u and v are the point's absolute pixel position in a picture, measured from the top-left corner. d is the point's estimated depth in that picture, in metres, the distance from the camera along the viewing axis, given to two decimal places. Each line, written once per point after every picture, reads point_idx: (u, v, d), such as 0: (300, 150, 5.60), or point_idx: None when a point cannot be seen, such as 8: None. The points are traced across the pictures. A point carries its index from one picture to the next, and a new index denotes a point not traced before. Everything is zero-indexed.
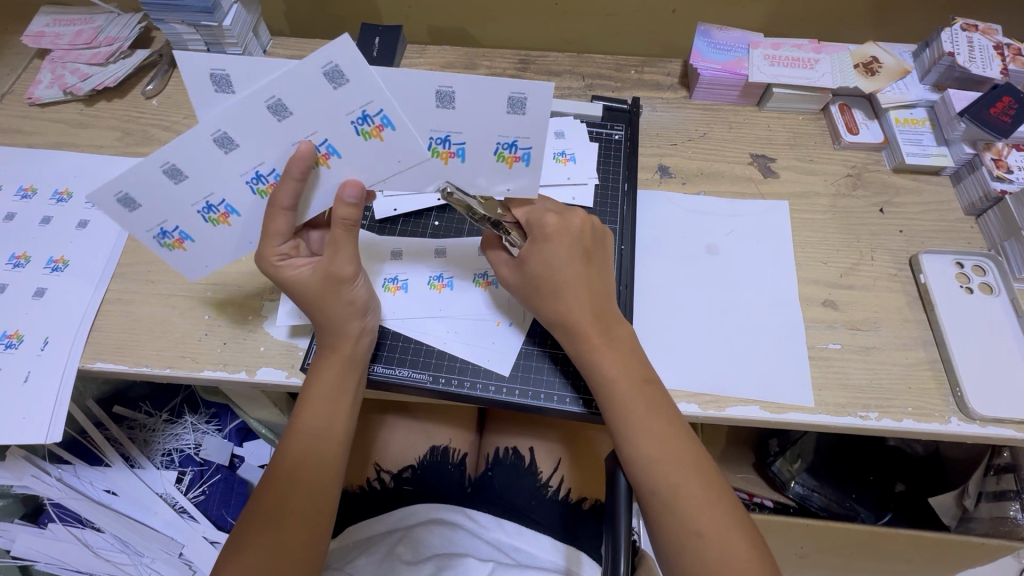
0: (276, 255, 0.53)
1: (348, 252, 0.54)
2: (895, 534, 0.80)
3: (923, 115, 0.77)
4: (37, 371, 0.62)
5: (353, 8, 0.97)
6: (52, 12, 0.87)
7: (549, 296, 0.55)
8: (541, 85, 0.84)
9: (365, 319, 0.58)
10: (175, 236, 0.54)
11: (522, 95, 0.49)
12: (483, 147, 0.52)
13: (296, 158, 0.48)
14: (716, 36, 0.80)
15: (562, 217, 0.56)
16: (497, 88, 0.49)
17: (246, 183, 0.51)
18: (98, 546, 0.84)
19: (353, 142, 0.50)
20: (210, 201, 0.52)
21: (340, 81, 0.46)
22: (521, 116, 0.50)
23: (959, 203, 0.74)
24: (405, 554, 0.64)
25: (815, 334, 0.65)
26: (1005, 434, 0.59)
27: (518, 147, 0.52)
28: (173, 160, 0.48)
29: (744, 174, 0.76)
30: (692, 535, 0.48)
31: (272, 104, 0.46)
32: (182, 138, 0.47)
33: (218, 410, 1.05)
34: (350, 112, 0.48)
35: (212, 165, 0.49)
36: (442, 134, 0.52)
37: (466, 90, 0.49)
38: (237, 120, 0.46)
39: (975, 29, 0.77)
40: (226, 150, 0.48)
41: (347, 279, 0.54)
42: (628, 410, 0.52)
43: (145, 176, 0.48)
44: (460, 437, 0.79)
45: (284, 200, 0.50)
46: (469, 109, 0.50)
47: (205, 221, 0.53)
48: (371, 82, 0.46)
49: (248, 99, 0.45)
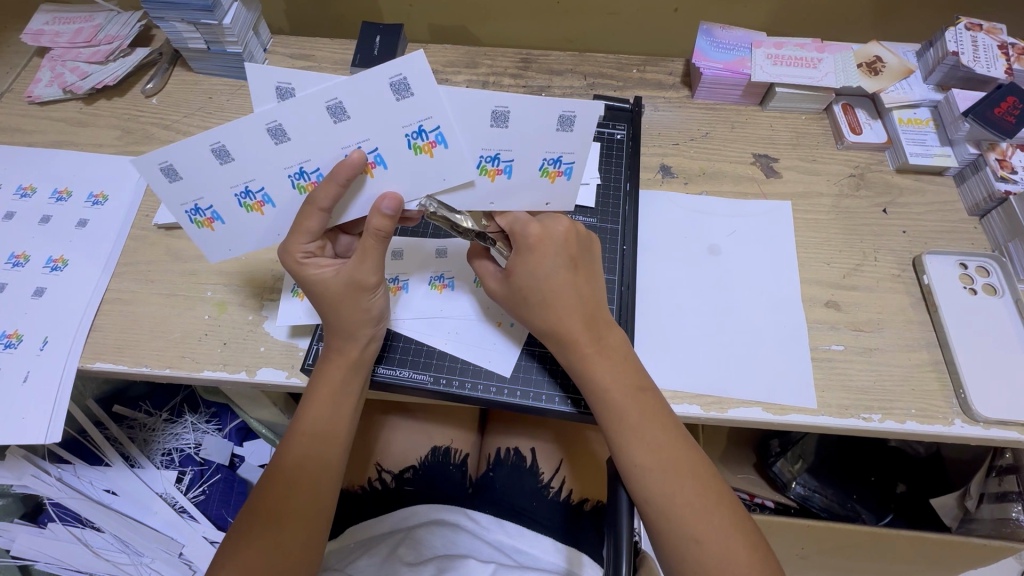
0: (301, 253, 0.53)
1: (373, 262, 0.53)
2: (897, 535, 0.80)
3: (926, 116, 0.77)
4: (36, 371, 0.62)
5: (354, 6, 0.97)
6: (52, 10, 0.86)
7: (536, 306, 0.55)
8: (542, 85, 0.84)
9: (378, 327, 0.58)
10: (207, 215, 0.54)
11: (572, 114, 0.51)
12: (529, 162, 0.53)
13: (346, 164, 0.49)
14: (719, 35, 0.80)
15: (544, 226, 0.56)
16: (549, 107, 0.50)
17: (289, 176, 0.51)
18: (98, 546, 0.84)
19: (403, 154, 0.50)
20: (249, 187, 0.52)
21: (403, 94, 0.47)
22: (568, 133, 0.52)
23: (962, 203, 0.73)
24: (406, 556, 0.64)
25: (818, 335, 0.65)
26: (1008, 435, 0.59)
27: (562, 162, 0.54)
28: (224, 142, 0.48)
29: (746, 174, 0.75)
30: (691, 541, 0.47)
31: (332, 105, 0.47)
32: (239, 122, 0.47)
33: (218, 409, 1.05)
34: (407, 126, 0.49)
35: (262, 152, 0.49)
36: (493, 153, 0.52)
37: (517, 110, 0.50)
38: (297, 118, 0.47)
39: (979, 29, 0.76)
40: (277, 142, 0.48)
41: (370, 288, 0.54)
42: (623, 416, 0.52)
43: (195, 152, 0.48)
44: (461, 438, 0.78)
45: (321, 199, 0.50)
46: (518, 127, 0.51)
47: (240, 205, 0.53)
48: (439, 102, 0.48)
49: (309, 96, 0.46)
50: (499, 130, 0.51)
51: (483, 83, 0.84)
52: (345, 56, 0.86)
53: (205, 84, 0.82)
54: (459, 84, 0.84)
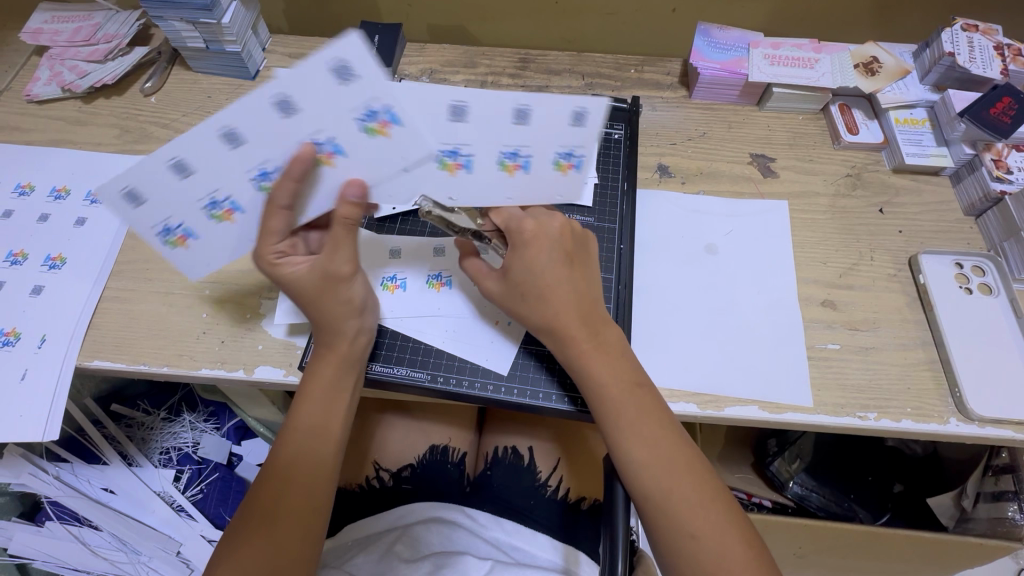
0: (273, 254, 0.53)
1: (346, 251, 0.54)
2: (893, 534, 0.80)
3: (923, 116, 0.77)
4: (34, 369, 0.62)
5: (352, 5, 0.97)
6: (51, 8, 0.86)
7: (532, 301, 0.55)
8: (540, 84, 0.84)
9: (363, 318, 0.58)
10: (179, 233, 0.54)
11: (584, 109, 0.49)
12: (489, 157, 0.52)
13: (296, 160, 0.48)
14: (716, 35, 0.80)
15: (540, 221, 0.56)
16: (553, 101, 0.48)
17: (252, 180, 0.51)
18: (95, 545, 0.83)
19: (359, 139, 0.48)
20: (215, 198, 0.51)
21: (348, 77, 0.45)
22: (525, 124, 0.49)
23: (959, 204, 0.73)
24: (403, 553, 0.64)
25: (814, 334, 0.65)
26: (1004, 434, 0.59)
27: (574, 156, 0.52)
28: (179, 156, 0.47)
29: (743, 174, 0.76)
30: (686, 536, 0.48)
31: (279, 100, 0.45)
32: (190, 133, 0.46)
33: (216, 408, 1.05)
34: (355, 109, 0.47)
35: (219, 160, 0.49)
36: (510, 149, 0.51)
37: (474, 103, 0.48)
38: (247, 119, 0.46)
39: (975, 29, 0.77)
40: (234, 147, 0.48)
41: (345, 279, 0.55)
42: (619, 412, 0.52)
43: (152, 171, 0.48)
44: (458, 437, 0.79)
45: (279, 198, 0.50)
46: (476, 121, 0.49)
47: (209, 216, 0.53)
48: (382, 81, 0.45)
49: (253, 94, 0.44)
50: (460, 124, 0.49)
51: (481, 82, 0.84)
52: None
53: (204, 84, 0.83)
54: (457, 84, 0.84)
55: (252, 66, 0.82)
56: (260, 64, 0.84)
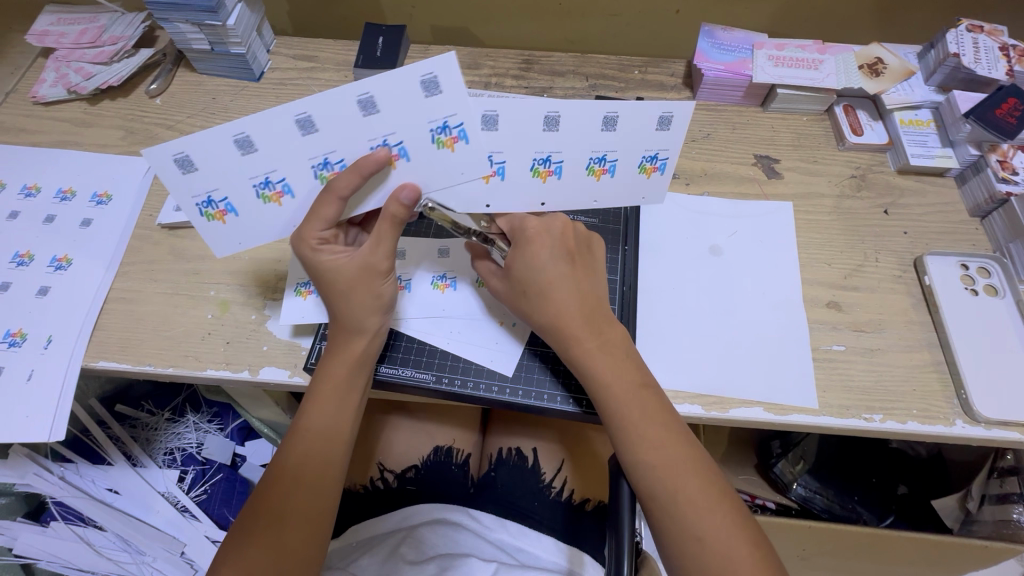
0: (314, 238, 0.53)
1: (386, 247, 0.54)
2: (898, 536, 0.80)
3: (927, 117, 0.77)
4: (40, 369, 0.62)
5: (356, 7, 0.97)
6: (58, 11, 0.87)
7: (533, 298, 0.55)
8: (544, 86, 0.84)
9: (385, 317, 0.58)
10: (220, 207, 0.54)
11: (670, 114, 0.53)
12: (577, 161, 0.55)
13: (372, 159, 0.50)
14: (720, 37, 0.80)
15: (543, 221, 0.57)
16: (649, 108, 0.52)
17: (313, 167, 0.52)
18: (99, 545, 0.85)
19: (426, 148, 0.51)
20: (268, 178, 0.52)
21: (433, 91, 0.48)
22: (611, 132, 0.54)
23: (963, 204, 0.73)
24: (408, 555, 0.64)
25: (820, 335, 0.65)
26: (1010, 436, 0.59)
27: (658, 159, 0.56)
28: (248, 131, 0.49)
29: (748, 175, 0.76)
30: (694, 539, 0.47)
31: (363, 99, 0.48)
32: (268, 113, 0.48)
33: (219, 409, 1.04)
34: (432, 120, 0.49)
35: (285, 143, 0.50)
36: (599, 154, 0.55)
37: (568, 115, 0.52)
38: (323, 107, 0.48)
39: (979, 30, 0.77)
40: (305, 132, 0.50)
41: (382, 274, 0.55)
42: (625, 413, 0.52)
43: (216, 139, 0.49)
44: (462, 437, 0.79)
45: (341, 188, 0.50)
46: (568, 128, 0.53)
47: (257, 196, 0.53)
48: (461, 96, 0.48)
49: (342, 91, 0.47)
50: (551, 133, 0.53)
51: (485, 83, 0.85)
52: (348, 57, 0.86)
53: (208, 85, 0.83)
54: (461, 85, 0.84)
55: (256, 68, 0.82)
56: (265, 65, 0.84)
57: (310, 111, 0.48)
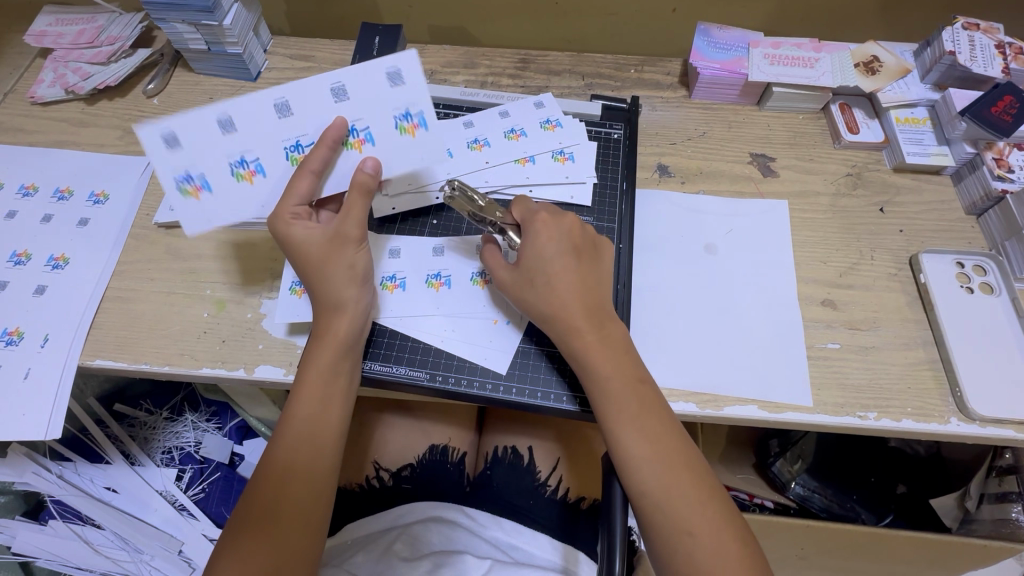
0: (289, 213, 0.55)
1: (358, 213, 0.57)
2: (896, 534, 0.80)
3: (923, 115, 0.77)
4: (37, 368, 0.62)
5: (353, 7, 0.97)
6: (56, 11, 0.87)
7: (540, 289, 0.55)
8: (540, 85, 0.84)
9: (362, 290, 0.59)
10: (196, 184, 0.56)
11: (541, 100, 0.77)
12: (498, 133, 0.75)
13: (332, 127, 0.56)
14: (716, 35, 0.80)
15: (552, 216, 0.58)
16: (524, 102, 0.77)
17: (284, 149, 0.57)
18: (98, 543, 0.86)
19: (390, 133, 0.58)
20: (245, 156, 0.57)
21: (397, 82, 0.57)
22: (511, 115, 0.76)
23: (960, 202, 0.73)
24: (402, 552, 0.64)
25: (814, 333, 0.65)
26: (1005, 434, 0.59)
27: (553, 118, 0.76)
28: (231, 112, 0.55)
29: (743, 173, 0.76)
30: (683, 534, 0.48)
31: (335, 87, 0.56)
32: (250, 97, 0.55)
33: (218, 408, 1.04)
34: (395, 109, 0.57)
35: (262, 123, 0.56)
36: (509, 128, 0.75)
37: (476, 116, 0.76)
38: (305, 97, 0.56)
39: (976, 28, 0.76)
40: (282, 115, 0.56)
41: (354, 241, 0.57)
42: (622, 408, 0.52)
43: (200, 121, 0.55)
44: (458, 436, 0.79)
45: (313, 162, 0.55)
46: (481, 121, 0.75)
47: (232, 173, 0.56)
48: (422, 89, 0.57)
49: (318, 78, 0.56)
50: (467, 128, 0.75)
51: (482, 82, 0.85)
52: (345, 57, 0.86)
53: (206, 85, 0.83)
54: (457, 84, 0.84)
55: (254, 68, 0.83)
56: (262, 65, 0.85)
57: (289, 97, 0.56)
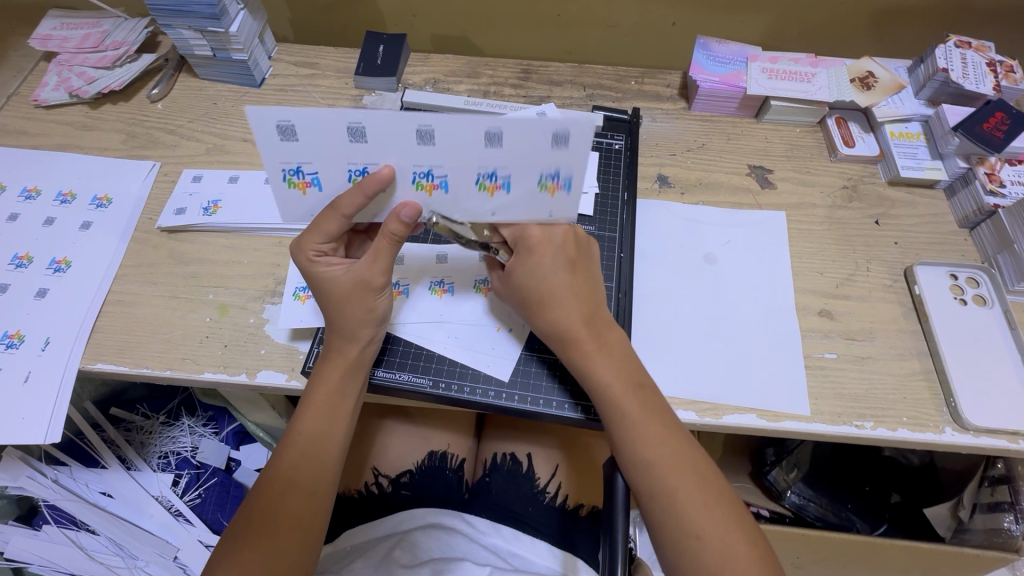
0: (312, 251, 0.54)
1: (384, 263, 0.54)
2: (891, 544, 0.81)
3: (917, 130, 0.78)
4: (37, 371, 0.62)
5: (356, 16, 0.98)
6: (60, 15, 0.87)
7: (537, 304, 0.56)
8: (542, 95, 0.85)
9: (378, 328, 0.58)
10: (305, 178, 0.51)
11: None
12: None
13: (374, 178, 0.49)
14: (715, 49, 0.82)
15: (544, 228, 0.56)
16: None
17: (411, 174, 0.50)
18: (91, 549, 0.85)
19: (531, 188, 0.51)
20: (366, 168, 0.50)
21: (560, 145, 0.48)
22: None
23: (952, 216, 0.75)
24: (402, 558, 0.65)
25: (812, 343, 0.66)
26: (997, 444, 0.59)
27: None
28: (364, 124, 0.46)
29: (742, 185, 0.77)
30: (690, 537, 0.48)
31: (491, 133, 0.47)
32: (393, 114, 0.46)
33: (215, 413, 1.04)
34: (545, 168, 0.50)
35: (398, 144, 0.48)
36: None
37: None
38: (451, 130, 0.47)
39: (967, 46, 0.78)
40: (420, 143, 0.48)
41: (376, 289, 0.55)
42: (624, 415, 0.53)
43: (326, 124, 0.46)
44: (458, 442, 0.79)
45: (345, 207, 0.51)
46: None
47: (349, 180, 0.51)
48: (582, 158, 0.49)
49: (476, 119, 0.46)
50: None
51: (484, 91, 0.86)
52: (348, 64, 0.87)
53: (210, 90, 0.84)
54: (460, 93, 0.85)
55: (258, 74, 0.84)
56: (266, 72, 0.86)
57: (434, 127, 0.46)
